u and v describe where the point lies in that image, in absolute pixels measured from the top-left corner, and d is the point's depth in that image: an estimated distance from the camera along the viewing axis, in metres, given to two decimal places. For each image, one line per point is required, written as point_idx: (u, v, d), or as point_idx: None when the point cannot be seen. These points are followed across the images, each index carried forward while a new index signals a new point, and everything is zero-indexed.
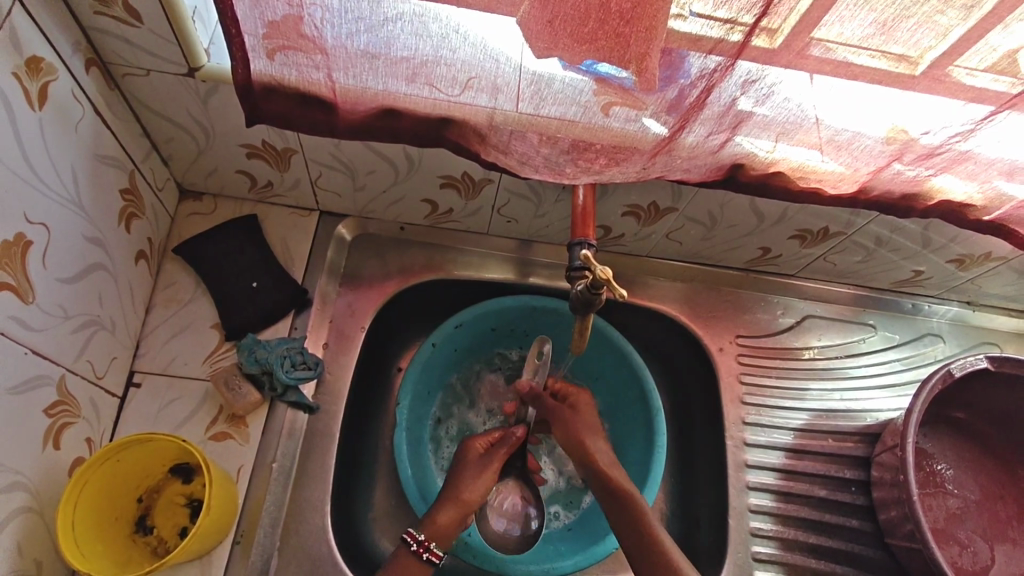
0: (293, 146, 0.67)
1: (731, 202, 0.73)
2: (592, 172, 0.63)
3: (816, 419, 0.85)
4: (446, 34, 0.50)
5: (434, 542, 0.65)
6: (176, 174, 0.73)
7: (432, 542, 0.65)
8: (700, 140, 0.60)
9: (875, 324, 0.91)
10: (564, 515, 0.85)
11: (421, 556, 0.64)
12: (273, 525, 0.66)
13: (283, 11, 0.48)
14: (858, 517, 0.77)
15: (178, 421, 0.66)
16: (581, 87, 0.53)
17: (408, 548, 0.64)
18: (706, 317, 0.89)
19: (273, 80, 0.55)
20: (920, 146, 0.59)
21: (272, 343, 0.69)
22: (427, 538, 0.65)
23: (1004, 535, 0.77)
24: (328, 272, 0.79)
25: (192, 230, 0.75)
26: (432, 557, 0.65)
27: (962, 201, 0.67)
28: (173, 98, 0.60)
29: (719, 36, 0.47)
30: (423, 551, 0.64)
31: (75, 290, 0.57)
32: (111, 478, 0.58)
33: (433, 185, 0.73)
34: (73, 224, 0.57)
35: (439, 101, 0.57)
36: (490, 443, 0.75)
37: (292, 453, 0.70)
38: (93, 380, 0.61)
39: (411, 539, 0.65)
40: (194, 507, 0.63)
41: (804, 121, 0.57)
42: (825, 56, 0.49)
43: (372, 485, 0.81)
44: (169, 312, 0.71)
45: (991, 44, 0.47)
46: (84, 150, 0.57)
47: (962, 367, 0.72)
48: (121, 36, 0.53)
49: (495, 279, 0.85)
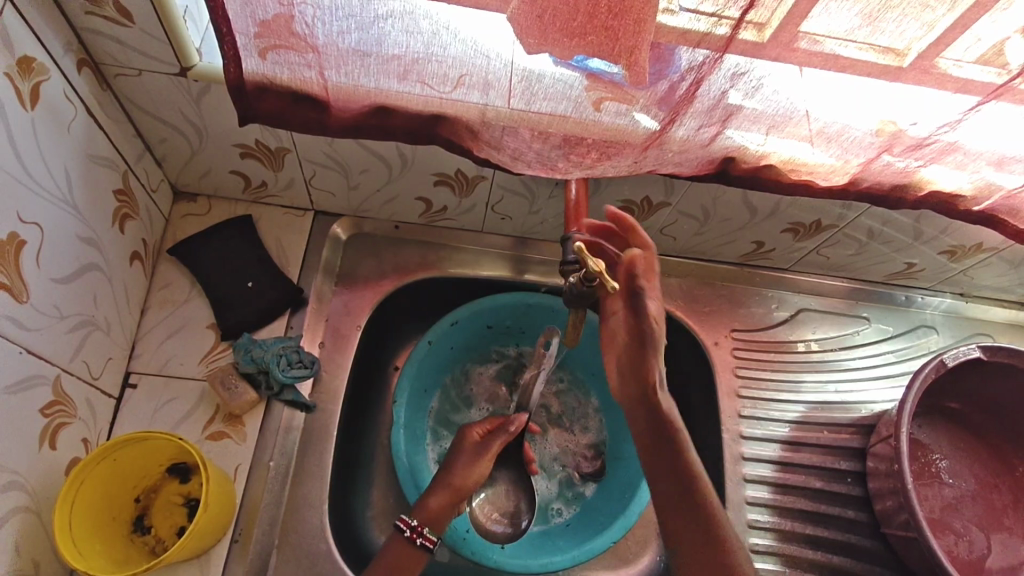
0: (286, 145, 0.67)
1: (723, 196, 0.73)
2: (584, 167, 0.64)
3: (812, 412, 0.85)
4: (436, 31, 0.50)
5: (428, 527, 0.66)
6: (170, 175, 0.73)
7: (424, 528, 0.66)
8: (691, 134, 0.60)
9: (868, 316, 0.92)
10: (562, 509, 0.85)
11: (413, 542, 0.65)
12: (271, 524, 0.66)
13: (274, 10, 0.49)
14: (855, 508, 0.78)
15: (174, 420, 0.66)
16: (571, 83, 0.54)
17: (402, 535, 0.65)
18: (700, 312, 0.89)
19: (266, 79, 0.56)
20: (907, 138, 0.60)
21: (267, 343, 0.69)
22: (420, 524, 0.66)
23: (1000, 524, 0.78)
24: (323, 271, 0.79)
25: (186, 230, 0.75)
26: (426, 542, 0.65)
27: (952, 192, 0.68)
28: (166, 98, 0.60)
29: (706, 30, 0.48)
30: (416, 537, 0.65)
31: (69, 291, 0.57)
32: (108, 477, 0.58)
33: (427, 183, 0.73)
34: (67, 223, 0.57)
35: (430, 98, 0.57)
36: (488, 430, 0.74)
37: (289, 452, 0.70)
38: (89, 381, 0.61)
39: (404, 526, 0.65)
40: (192, 507, 0.63)
41: (794, 113, 0.57)
42: (813, 49, 0.49)
43: (371, 483, 0.81)
44: (165, 313, 0.71)
45: (975, 34, 0.47)
46: (76, 150, 0.57)
47: (954, 356, 0.72)
48: (113, 36, 0.53)
49: (490, 277, 0.85)
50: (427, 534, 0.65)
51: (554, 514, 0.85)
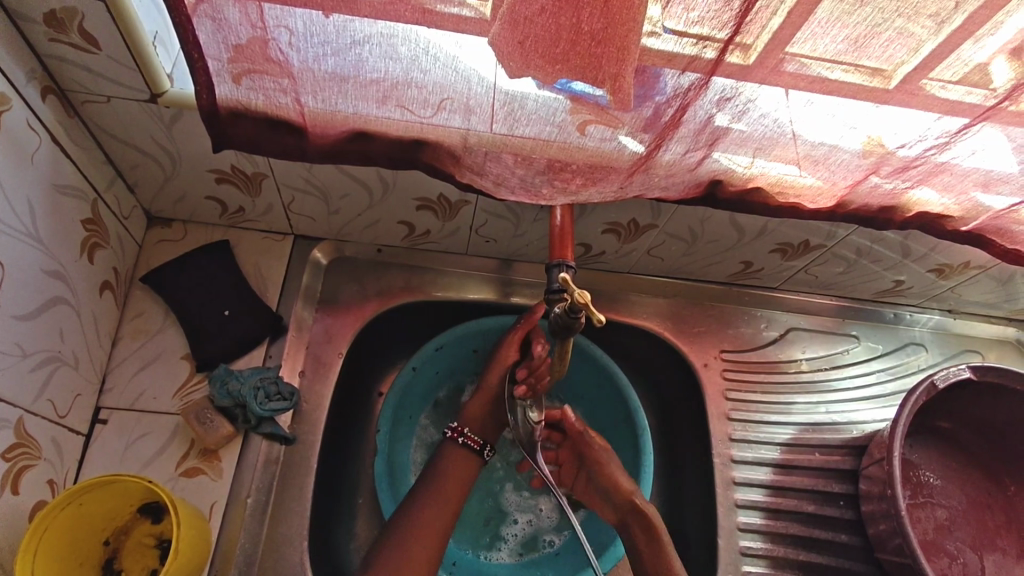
0: (263, 170, 0.65)
1: (711, 217, 0.72)
2: (568, 193, 0.62)
3: (803, 434, 0.84)
4: (416, 56, 0.49)
5: (467, 428, 0.74)
6: (144, 200, 0.71)
7: (465, 428, 0.74)
8: (677, 158, 0.59)
9: (858, 335, 0.91)
10: (554, 524, 0.84)
11: (457, 440, 0.73)
12: (248, 563, 0.64)
13: (247, 34, 0.47)
14: (848, 532, 0.75)
15: (146, 458, 0.64)
16: (555, 107, 0.52)
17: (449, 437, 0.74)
18: (689, 333, 0.88)
19: (240, 105, 0.54)
20: (896, 159, 0.59)
21: (245, 374, 0.67)
22: (462, 426, 0.74)
23: (994, 544, 0.77)
24: (303, 297, 0.77)
25: (160, 257, 0.73)
26: (466, 441, 0.73)
27: (939, 212, 0.67)
28: (136, 124, 0.58)
29: (693, 54, 0.47)
30: (458, 436, 0.73)
31: (33, 327, 0.55)
32: (71, 524, 0.55)
33: (409, 208, 0.72)
34: (30, 257, 0.54)
35: (411, 123, 0.56)
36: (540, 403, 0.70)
37: (268, 486, 0.67)
38: (55, 420, 0.59)
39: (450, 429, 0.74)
40: (164, 549, 0.60)
41: (781, 136, 0.56)
42: (800, 72, 0.48)
43: (352, 514, 0.79)
44: (137, 344, 0.69)
45: (963, 58, 0.47)
46: (39, 181, 0.55)
47: (945, 378, 0.72)
48: (80, 63, 0.52)
49: (476, 299, 0.83)
50: (467, 434, 0.74)
51: (546, 534, 0.84)
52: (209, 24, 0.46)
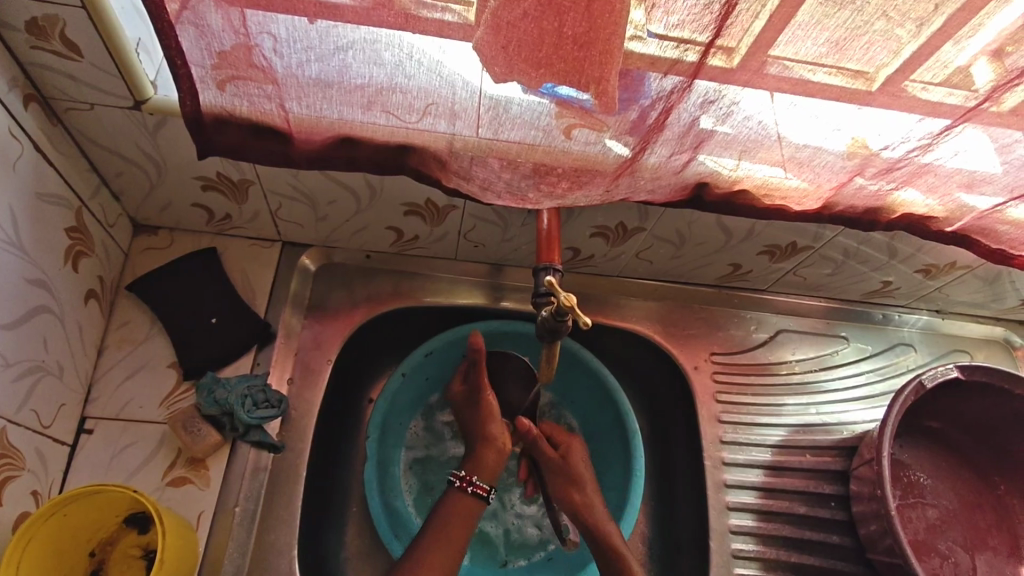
0: (249, 177, 0.65)
1: (698, 220, 0.72)
2: (555, 196, 0.62)
3: (794, 435, 0.84)
4: (400, 61, 0.49)
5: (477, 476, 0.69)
6: (129, 208, 0.70)
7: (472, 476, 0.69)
8: (662, 161, 0.59)
9: (847, 336, 0.91)
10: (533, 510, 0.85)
11: (467, 490, 0.68)
12: (236, 573, 0.63)
13: (230, 41, 0.47)
14: (838, 532, 0.74)
15: (132, 468, 0.63)
16: (540, 111, 0.53)
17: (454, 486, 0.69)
18: (679, 336, 0.88)
19: (224, 112, 0.53)
20: (881, 161, 0.59)
21: (232, 382, 0.67)
22: (468, 474, 0.70)
23: (985, 543, 0.77)
24: (291, 303, 0.77)
25: (147, 265, 0.73)
26: (477, 490, 0.69)
27: (925, 214, 0.67)
28: (121, 132, 0.58)
29: (675, 57, 0.47)
30: (466, 486, 0.69)
31: (17, 336, 0.55)
32: (58, 535, 0.55)
33: (397, 213, 0.72)
34: (11, 265, 0.54)
35: (396, 128, 0.55)
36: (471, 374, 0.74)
37: (256, 495, 0.67)
38: (39, 430, 0.58)
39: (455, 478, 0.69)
40: (150, 560, 0.59)
41: (766, 139, 0.56)
42: (783, 75, 0.48)
43: (343, 522, 0.78)
44: (123, 353, 0.68)
45: (943, 60, 0.47)
46: (21, 189, 0.54)
47: (933, 377, 0.72)
48: (62, 71, 0.52)
49: (464, 304, 0.83)
50: (477, 483, 0.69)
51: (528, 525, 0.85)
52: (192, 31, 0.46)
